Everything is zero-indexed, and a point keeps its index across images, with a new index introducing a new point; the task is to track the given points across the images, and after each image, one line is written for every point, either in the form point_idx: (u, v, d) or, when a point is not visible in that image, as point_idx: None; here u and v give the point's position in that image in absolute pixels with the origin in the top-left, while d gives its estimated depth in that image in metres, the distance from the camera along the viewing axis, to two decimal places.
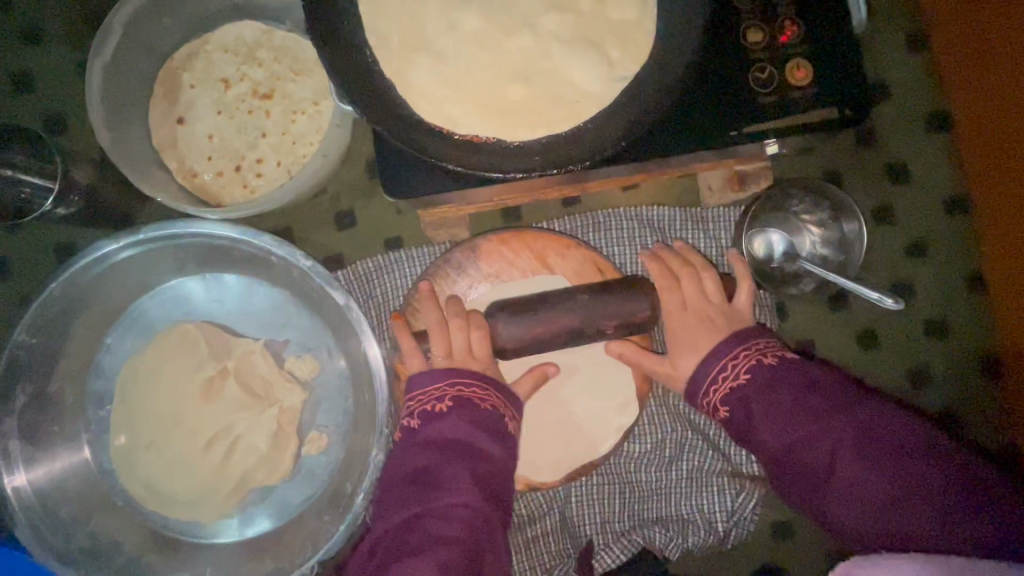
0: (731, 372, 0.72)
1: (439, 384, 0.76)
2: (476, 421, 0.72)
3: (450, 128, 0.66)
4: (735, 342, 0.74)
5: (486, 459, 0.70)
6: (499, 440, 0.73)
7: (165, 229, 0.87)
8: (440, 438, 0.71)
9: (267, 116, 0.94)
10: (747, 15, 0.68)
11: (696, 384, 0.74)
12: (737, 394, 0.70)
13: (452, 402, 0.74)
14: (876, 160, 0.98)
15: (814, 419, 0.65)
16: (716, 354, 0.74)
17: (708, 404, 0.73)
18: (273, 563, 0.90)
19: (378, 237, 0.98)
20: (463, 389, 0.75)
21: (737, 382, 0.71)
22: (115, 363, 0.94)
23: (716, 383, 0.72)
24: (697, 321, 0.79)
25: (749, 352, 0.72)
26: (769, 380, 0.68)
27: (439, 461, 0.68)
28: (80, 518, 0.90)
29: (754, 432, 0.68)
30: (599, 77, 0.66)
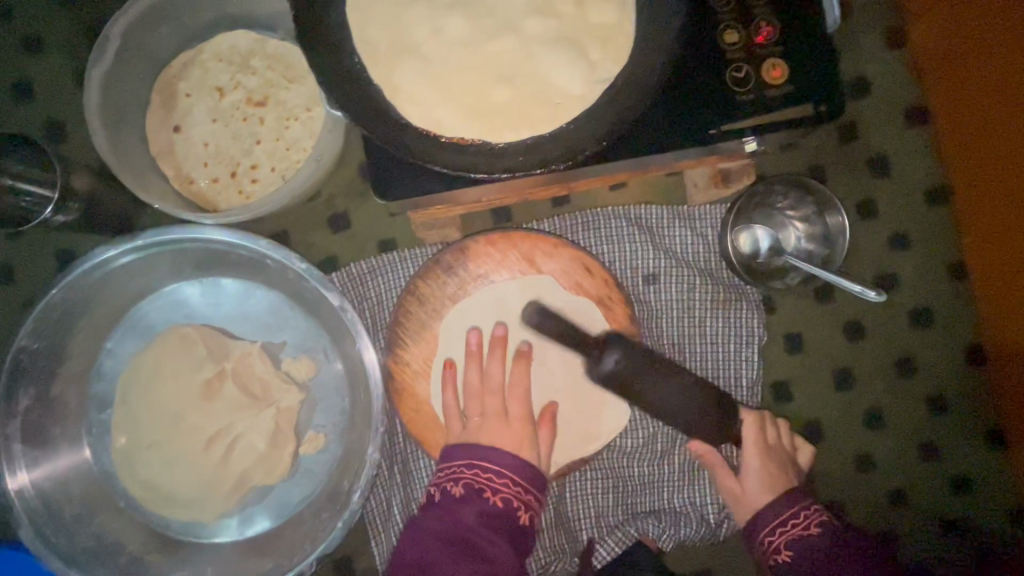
0: (797, 521, 0.84)
1: (466, 466, 0.82)
2: (484, 518, 0.78)
3: (435, 129, 0.67)
4: (800, 504, 0.85)
5: (499, 534, 0.77)
6: (508, 539, 0.78)
7: (163, 235, 0.90)
8: (461, 524, 0.77)
9: (261, 122, 0.96)
10: (724, 17, 0.71)
11: (759, 520, 0.86)
12: (806, 544, 0.82)
13: (464, 491, 0.80)
14: (860, 156, 1.00)
15: (857, 555, 0.81)
16: (784, 514, 0.85)
17: (768, 541, 0.85)
18: (273, 559, 0.91)
19: (372, 239, 1.00)
20: (495, 475, 0.82)
21: (804, 535, 0.83)
22: (117, 366, 0.96)
23: (782, 527, 0.84)
24: (775, 466, 0.89)
25: (818, 509, 0.85)
26: (835, 547, 0.81)
27: (478, 534, 0.77)
28: (83, 518, 0.91)
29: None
30: (580, 77, 0.68)
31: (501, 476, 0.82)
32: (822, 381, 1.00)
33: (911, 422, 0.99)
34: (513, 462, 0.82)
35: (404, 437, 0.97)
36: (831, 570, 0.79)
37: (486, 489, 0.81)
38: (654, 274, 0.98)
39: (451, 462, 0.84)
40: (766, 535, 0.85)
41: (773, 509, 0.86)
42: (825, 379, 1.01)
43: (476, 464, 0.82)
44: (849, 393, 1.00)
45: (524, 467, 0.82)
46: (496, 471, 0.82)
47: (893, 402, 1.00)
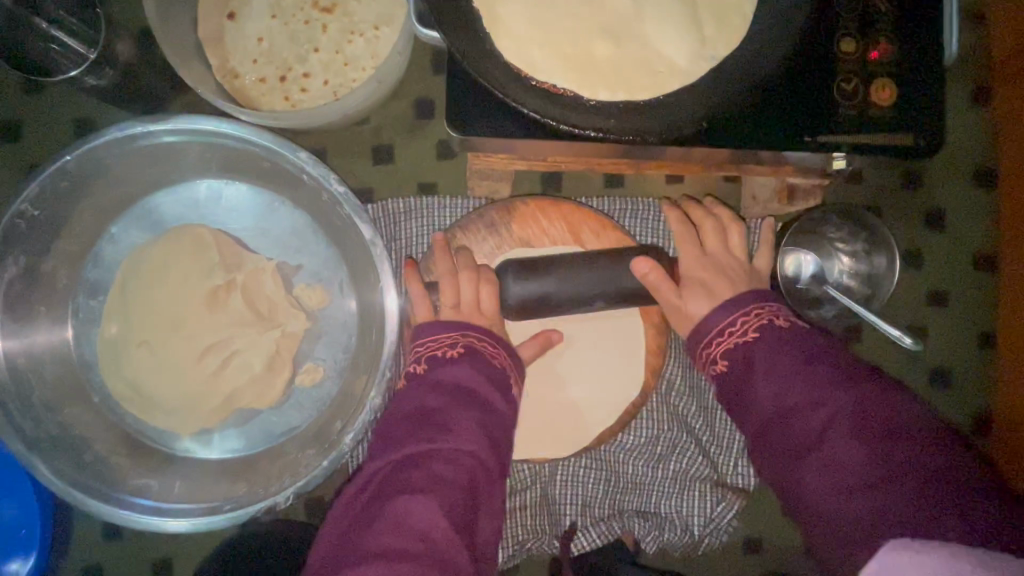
0: (736, 328, 0.70)
1: (450, 335, 0.74)
2: (486, 373, 0.70)
3: (529, 71, 0.63)
4: (741, 307, 0.71)
5: (492, 407, 0.68)
6: (477, 406, 0.67)
7: (199, 123, 0.83)
8: (446, 385, 0.68)
9: (323, 30, 0.90)
10: (844, 25, 0.67)
11: (699, 331, 0.73)
12: (740, 351, 0.69)
13: (427, 363, 0.72)
14: (918, 204, 0.98)
15: (809, 359, 0.64)
16: (711, 331, 0.72)
17: (707, 354, 0.72)
18: (246, 487, 0.87)
19: (412, 179, 0.94)
20: (467, 339, 0.74)
21: (745, 338, 0.69)
22: (116, 253, 0.89)
23: (720, 335, 0.71)
24: None
25: (761, 311, 0.71)
26: (756, 351, 0.67)
27: (442, 403, 0.66)
28: (52, 405, 0.86)
29: (743, 392, 0.68)
30: (689, 50, 0.64)
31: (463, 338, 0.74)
32: None
33: None
34: (461, 326, 0.75)
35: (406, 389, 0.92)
36: (766, 368, 0.66)
37: (451, 346, 0.73)
38: None
39: (417, 342, 0.76)
40: (706, 346, 0.73)
41: (704, 319, 0.74)
42: None
43: (451, 334, 0.74)
44: None
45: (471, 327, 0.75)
46: (456, 336, 0.74)
47: None
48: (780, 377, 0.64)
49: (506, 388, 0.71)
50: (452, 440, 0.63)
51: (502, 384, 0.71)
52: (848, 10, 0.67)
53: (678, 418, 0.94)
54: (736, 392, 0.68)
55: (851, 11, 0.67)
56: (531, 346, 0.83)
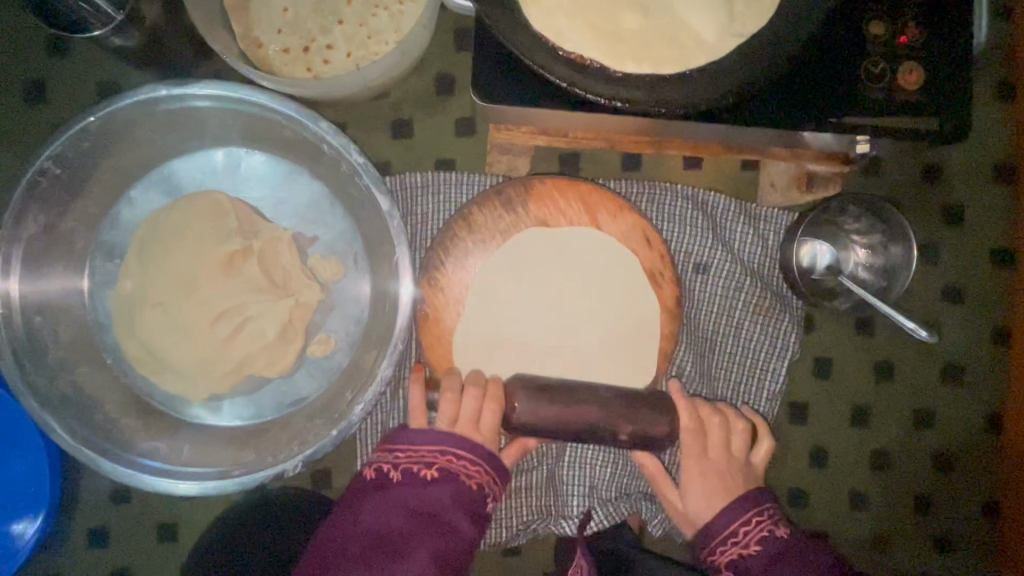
0: (738, 538, 0.76)
1: (425, 450, 0.76)
2: (460, 496, 0.73)
3: (556, 40, 0.62)
4: (741, 517, 0.77)
5: (459, 536, 0.71)
6: (440, 534, 0.70)
7: (223, 88, 0.84)
8: (418, 508, 0.71)
9: (347, 2, 0.90)
10: (873, 7, 0.67)
11: (706, 534, 0.78)
12: (744, 563, 0.74)
13: (400, 474, 0.74)
14: (937, 199, 0.98)
15: (807, 566, 0.72)
16: (721, 530, 0.77)
17: (712, 560, 0.77)
18: (255, 455, 0.87)
19: (430, 155, 0.94)
20: (445, 456, 0.76)
21: (745, 551, 0.75)
22: (133, 216, 0.90)
23: (723, 545, 0.76)
24: (714, 482, 0.83)
25: (759, 520, 0.77)
26: (764, 560, 0.73)
27: (409, 529, 0.70)
28: (65, 363, 0.87)
29: (740, 563, 0.75)
30: (717, 25, 0.63)
31: (441, 453, 0.76)
32: (841, 413, 0.99)
33: (915, 471, 0.99)
34: (440, 435, 0.77)
35: (416, 363, 0.93)
36: (772, 561, 0.73)
37: (426, 463, 0.75)
38: (706, 264, 0.95)
39: (394, 447, 0.77)
40: (709, 553, 0.78)
41: (716, 519, 0.79)
42: (844, 412, 0.99)
43: (432, 448, 0.76)
44: (863, 429, 0.99)
45: (453, 438, 0.77)
46: (437, 456, 0.76)
47: (902, 450, 0.99)
48: (779, 568, 0.72)
49: (479, 509, 0.74)
50: (410, 565, 0.67)
51: (470, 503, 0.74)
52: None
53: None
54: (747, 572, 0.74)
55: None
56: (512, 449, 0.85)
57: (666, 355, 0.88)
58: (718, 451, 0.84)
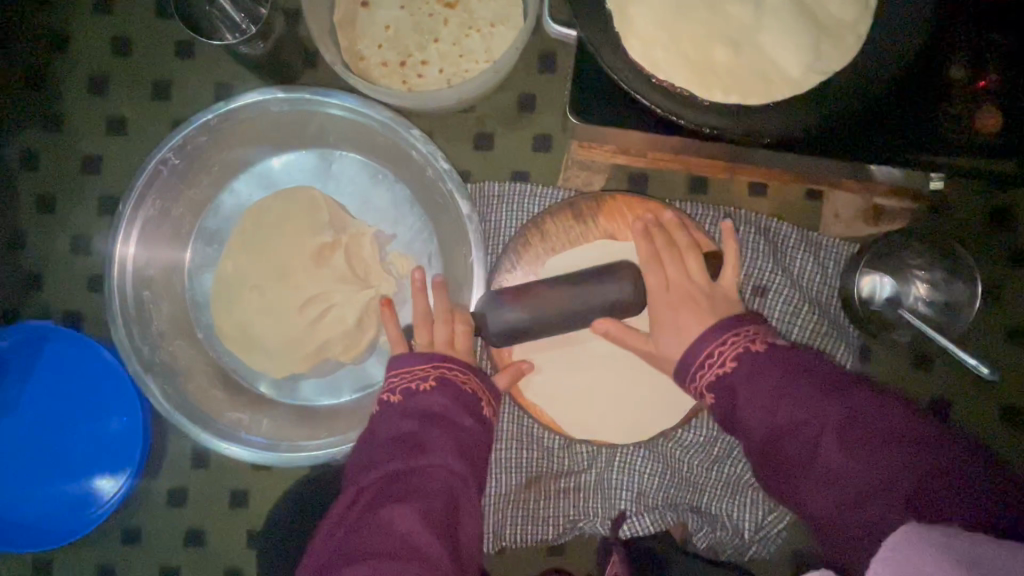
0: (716, 359, 0.65)
1: (416, 368, 0.73)
2: (461, 400, 0.71)
3: (652, 69, 0.68)
4: (719, 337, 0.65)
5: (465, 432, 0.69)
6: (446, 430, 0.68)
7: (328, 95, 0.91)
8: (421, 412, 0.69)
9: (444, 23, 0.98)
10: (958, 54, 0.70)
11: (686, 359, 0.67)
12: (726, 380, 0.64)
13: (400, 394, 0.72)
14: (1007, 240, 0.97)
15: (796, 370, 0.61)
16: (694, 358, 0.67)
17: (695, 390, 0.67)
18: (327, 433, 0.93)
19: (507, 166, 1.01)
20: (440, 371, 0.73)
21: (723, 369, 0.64)
22: (235, 206, 1.00)
23: (700, 368, 0.66)
24: (675, 298, 0.75)
25: (737, 338, 0.65)
26: (743, 369, 0.63)
27: (416, 428, 0.67)
28: (165, 334, 0.95)
29: (733, 413, 0.63)
30: (805, 63, 0.68)
31: (432, 373, 0.73)
32: None
33: None
34: (428, 357, 0.74)
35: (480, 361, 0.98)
36: (778, 396, 0.60)
37: (423, 378, 0.72)
38: (765, 287, 0.97)
39: (389, 373, 0.75)
40: (692, 383, 0.67)
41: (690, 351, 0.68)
42: None
43: (424, 363, 0.74)
44: None
45: (429, 356, 0.74)
46: (423, 370, 0.73)
47: None
48: (789, 402, 0.60)
49: (475, 408, 0.72)
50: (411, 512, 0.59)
51: (471, 406, 0.72)
52: (963, 41, 0.70)
53: None
54: (727, 404, 0.64)
55: (966, 42, 0.70)
56: (506, 376, 0.85)
57: None
58: (681, 287, 0.76)
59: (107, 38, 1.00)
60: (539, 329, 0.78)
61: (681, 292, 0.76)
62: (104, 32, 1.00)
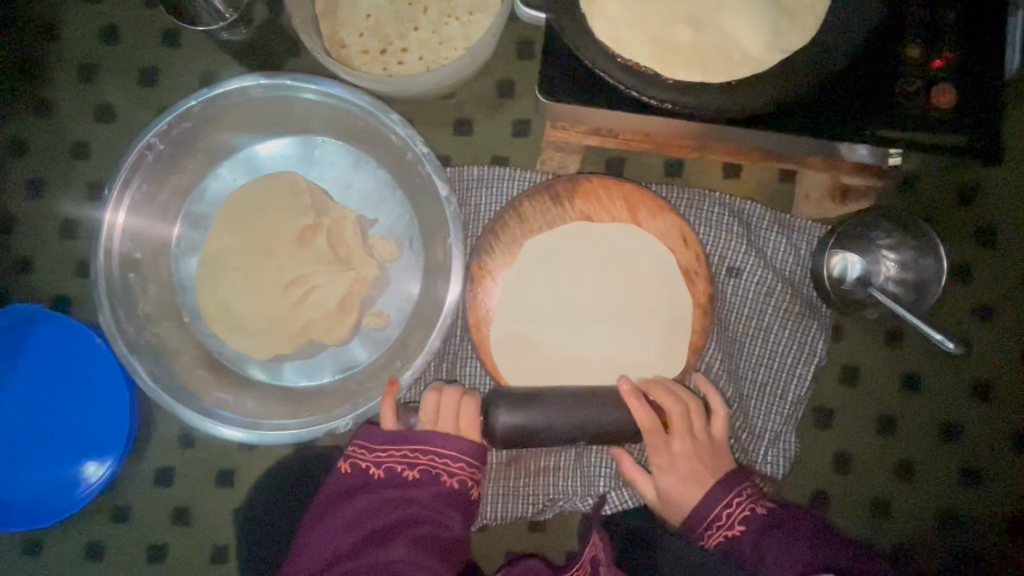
0: (726, 518, 0.81)
1: (406, 449, 0.82)
2: (442, 494, 0.81)
3: (616, 48, 0.70)
4: (724, 500, 0.82)
5: (433, 526, 0.78)
6: (416, 529, 0.77)
7: (308, 81, 0.94)
8: (399, 506, 0.78)
9: (423, 11, 1.01)
10: (912, 31, 0.73)
11: (698, 518, 0.83)
12: (736, 541, 0.78)
13: (382, 471, 0.82)
14: (971, 220, 1.01)
15: (791, 531, 0.76)
16: (714, 510, 0.82)
17: (706, 537, 0.82)
18: (311, 411, 0.96)
19: (487, 151, 1.03)
20: (428, 457, 0.82)
21: (731, 531, 0.79)
22: (219, 191, 1.01)
23: (712, 528, 0.81)
24: (684, 463, 0.87)
25: (739, 500, 0.81)
26: (752, 529, 0.78)
27: (388, 524, 0.77)
28: (152, 317, 0.97)
29: (737, 545, 0.78)
30: (763, 41, 0.70)
31: (428, 455, 0.82)
32: (865, 420, 1.02)
33: (938, 485, 1.00)
34: (439, 437, 0.83)
35: (461, 341, 1.00)
36: (761, 549, 0.76)
37: (411, 465, 0.82)
38: (739, 267, 1.00)
39: (363, 445, 0.84)
40: (706, 528, 0.82)
41: (702, 505, 0.83)
42: (868, 420, 1.02)
43: (410, 446, 0.83)
44: (887, 438, 1.01)
45: (434, 437, 0.83)
46: (427, 454, 0.82)
47: (925, 463, 1.01)
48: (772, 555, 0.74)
49: (463, 501, 0.82)
50: None
51: (448, 496, 0.81)
52: (917, 19, 0.73)
53: None
54: (744, 553, 0.77)
55: (920, 21, 0.73)
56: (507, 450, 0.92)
57: (693, 349, 0.93)
58: (683, 442, 0.87)
59: (95, 27, 1.02)
60: (560, 437, 0.81)
61: (681, 425, 0.87)
62: (92, 21, 1.02)
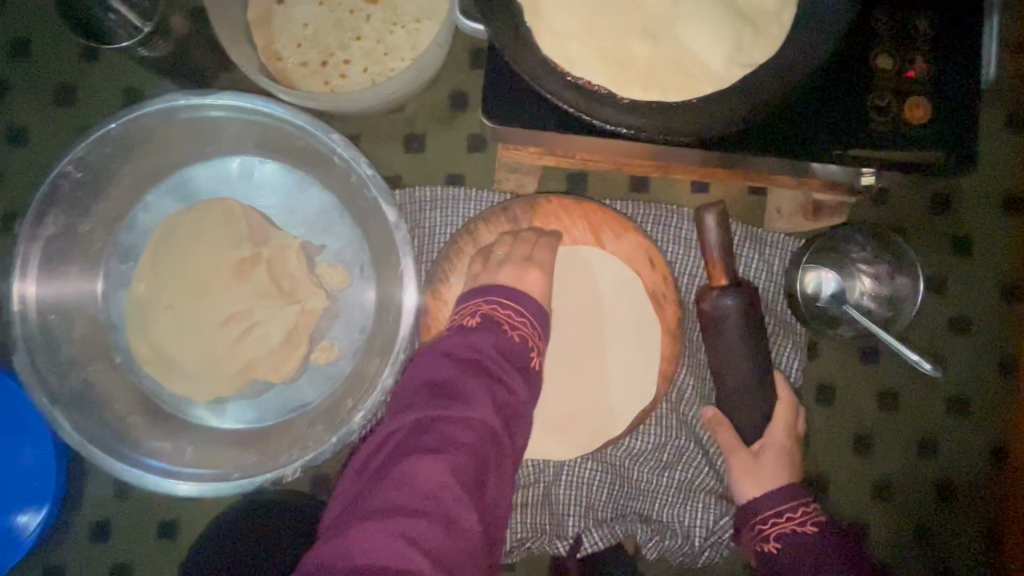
0: (793, 515, 0.79)
1: (489, 301, 0.75)
2: (504, 345, 0.70)
3: (566, 66, 0.64)
4: (793, 501, 0.79)
5: (507, 388, 0.68)
6: (492, 381, 0.66)
7: (239, 99, 0.86)
8: (470, 349, 0.68)
9: (366, 20, 0.93)
10: (881, 40, 0.68)
11: (755, 509, 0.81)
12: (797, 540, 0.77)
13: (479, 320, 0.73)
14: (945, 230, 0.97)
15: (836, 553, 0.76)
16: (775, 505, 0.80)
17: (755, 533, 0.80)
18: (256, 457, 0.89)
19: (441, 169, 0.96)
20: (489, 304, 0.75)
21: (796, 529, 0.77)
22: (150, 220, 0.92)
23: (773, 520, 0.79)
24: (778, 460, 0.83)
25: (808, 509, 0.79)
26: (810, 546, 0.76)
27: (459, 376, 0.66)
28: (77, 361, 0.89)
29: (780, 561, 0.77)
30: (724, 55, 0.64)
31: (510, 312, 0.74)
32: (842, 440, 0.98)
33: (917, 504, 0.97)
34: (522, 299, 0.76)
35: None
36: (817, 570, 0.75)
37: (473, 313, 0.74)
38: None
39: (486, 294, 0.76)
40: (759, 522, 0.80)
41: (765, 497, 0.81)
42: (845, 440, 0.98)
43: (499, 298, 0.76)
44: (865, 458, 0.98)
45: (516, 293, 0.76)
46: (510, 308, 0.75)
47: (904, 483, 0.97)
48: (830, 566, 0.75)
49: (524, 360, 0.71)
50: (440, 463, 0.59)
51: (513, 353, 0.70)
52: (887, 27, 0.68)
53: (686, 425, 0.93)
54: (781, 564, 0.77)
55: (890, 29, 0.68)
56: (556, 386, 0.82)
57: (665, 376, 0.88)
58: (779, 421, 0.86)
59: (4, 41, 0.93)
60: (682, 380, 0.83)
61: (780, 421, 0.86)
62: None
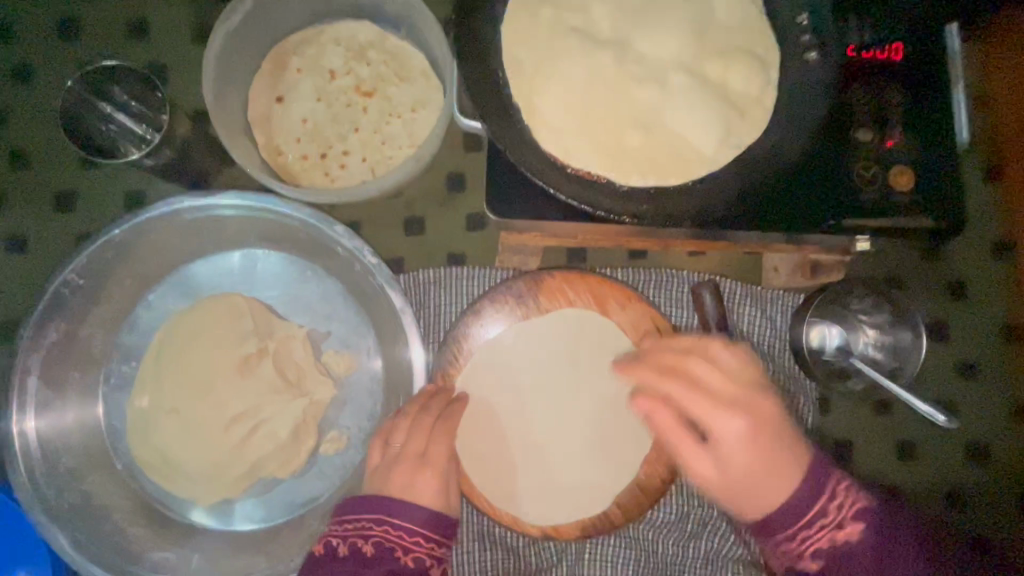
0: (830, 515, 0.66)
1: (364, 519, 0.73)
2: (392, 574, 0.70)
3: (565, 159, 0.67)
4: (823, 496, 0.66)
5: None
6: None
7: (242, 198, 0.88)
8: None
9: (363, 112, 0.96)
10: (860, 115, 0.71)
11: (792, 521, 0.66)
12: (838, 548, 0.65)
13: (370, 547, 0.72)
14: (939, 277, 0.99)
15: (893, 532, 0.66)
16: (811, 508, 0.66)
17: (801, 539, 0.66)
18: (266, 562, 0.85)
19: (441, 249, 0.98)
20: (372, 525, 0.73)
21: (840, 532, 0.65)
22: (152, 320, 0.92)
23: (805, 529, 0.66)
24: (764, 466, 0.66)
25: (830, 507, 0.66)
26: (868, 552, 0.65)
27: None
28: (76, 473, 0.86)
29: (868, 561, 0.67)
30: (715, 139, 0.67)
31: (393, 526, 0.73)
32: None
33: None
34: (405, 509, 0.74)
35: None
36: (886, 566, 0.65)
37: (365, 537, 0.72)
38: None
39: (352, 517, 0.74)
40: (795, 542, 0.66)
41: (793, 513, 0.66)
42: None
43: (373, 516, 0.73)
44: None
45: (402, 506, 0.74)
46: (393, 523, 0.73)
47: None
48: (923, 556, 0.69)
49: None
50: None
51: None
52: (864, 102, 0.72)
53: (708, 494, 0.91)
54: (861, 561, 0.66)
55: (867, 103, 0.72)
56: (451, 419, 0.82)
57: None
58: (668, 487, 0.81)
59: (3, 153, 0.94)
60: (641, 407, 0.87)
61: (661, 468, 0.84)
62: None
